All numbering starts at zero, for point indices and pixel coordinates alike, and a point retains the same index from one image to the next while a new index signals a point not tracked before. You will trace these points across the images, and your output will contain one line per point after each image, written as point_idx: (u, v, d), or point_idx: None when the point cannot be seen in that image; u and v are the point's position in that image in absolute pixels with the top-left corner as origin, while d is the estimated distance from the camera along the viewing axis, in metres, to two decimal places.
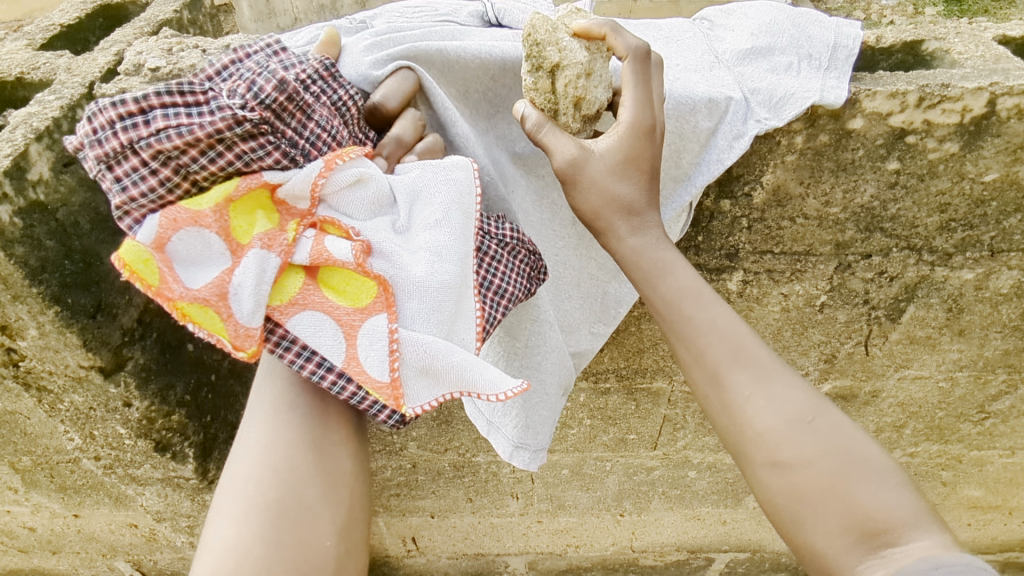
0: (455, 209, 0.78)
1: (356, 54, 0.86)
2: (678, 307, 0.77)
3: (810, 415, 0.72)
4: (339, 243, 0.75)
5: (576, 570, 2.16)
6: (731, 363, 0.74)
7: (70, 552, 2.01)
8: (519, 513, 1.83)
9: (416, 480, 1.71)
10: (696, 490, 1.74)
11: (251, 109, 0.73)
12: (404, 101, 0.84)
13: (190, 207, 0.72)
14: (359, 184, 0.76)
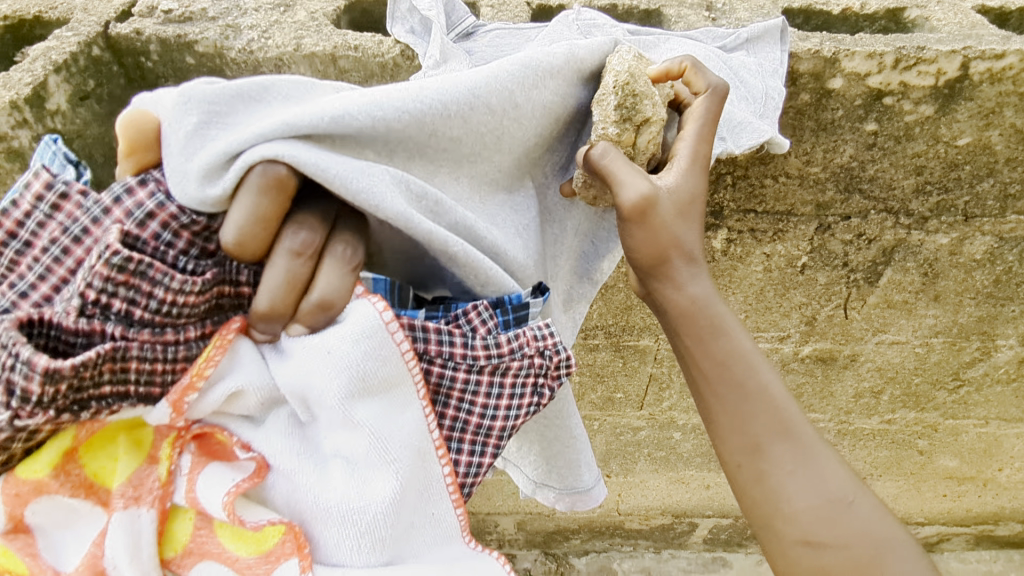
0: (372, 407, 0.59)
1: (170, 151, 0.56)
2: (727, 369, 0.69)
3: (849, 495, 0.66)
4: (220, 476, 0.59)
5: (563, 530, 2.24)
6: (773, 434, 0.68)
7: None
8: None
9: None
10: (681, 452, 1.80)
11: (29, 417, 0.51)
12: (272, 233, 0.57)
13: (19, 481, 0.55)
14: (238, 395, 0.58)
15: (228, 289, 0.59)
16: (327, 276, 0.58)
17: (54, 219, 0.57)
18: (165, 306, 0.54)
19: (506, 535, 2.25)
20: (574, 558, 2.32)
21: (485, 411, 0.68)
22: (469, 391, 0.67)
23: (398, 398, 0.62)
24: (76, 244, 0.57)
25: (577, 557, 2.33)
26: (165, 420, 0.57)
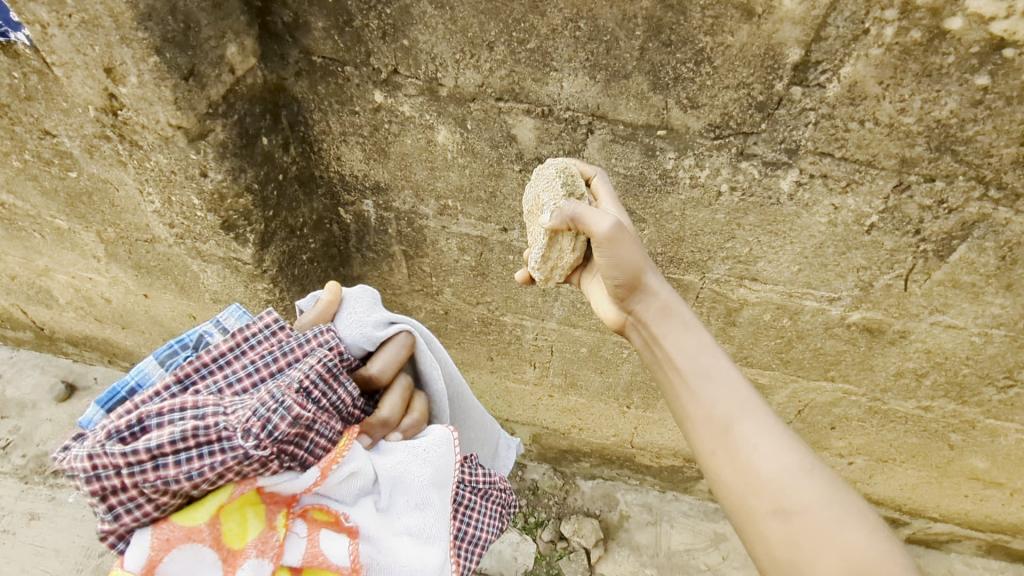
0: (431, 491, 0.96)
1: (361, 315, 1.06)
2: (699, 367, 0.94)
3: (807, 466, 0.82)
4: (333, 539, 0.88)
5: (575, 451, 2.33)
6: (739, 416, 0.88)
7: (136, 330, 2.40)
8: (534, 382, 1.94)
9: (445, 328, 1.82)
10: None
11: (264, 448, 0.79)
12: (398, 370, 1.06)
13: (184, 522, 0.79)
14: (349, 477, 0.90)
15: (353, 409, 0.99)
16: (417, 404, 1.06)
17: (269, 340, 0.95)
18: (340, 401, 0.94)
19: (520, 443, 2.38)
20: (581, 480, 2.48)
21: (476, 524, 1.08)
22: (469, 508, 1.07)
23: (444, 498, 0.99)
24: (282, 356, 0.94)
25: (583, 479, 2.48)
26: (301, 487, 0.86)
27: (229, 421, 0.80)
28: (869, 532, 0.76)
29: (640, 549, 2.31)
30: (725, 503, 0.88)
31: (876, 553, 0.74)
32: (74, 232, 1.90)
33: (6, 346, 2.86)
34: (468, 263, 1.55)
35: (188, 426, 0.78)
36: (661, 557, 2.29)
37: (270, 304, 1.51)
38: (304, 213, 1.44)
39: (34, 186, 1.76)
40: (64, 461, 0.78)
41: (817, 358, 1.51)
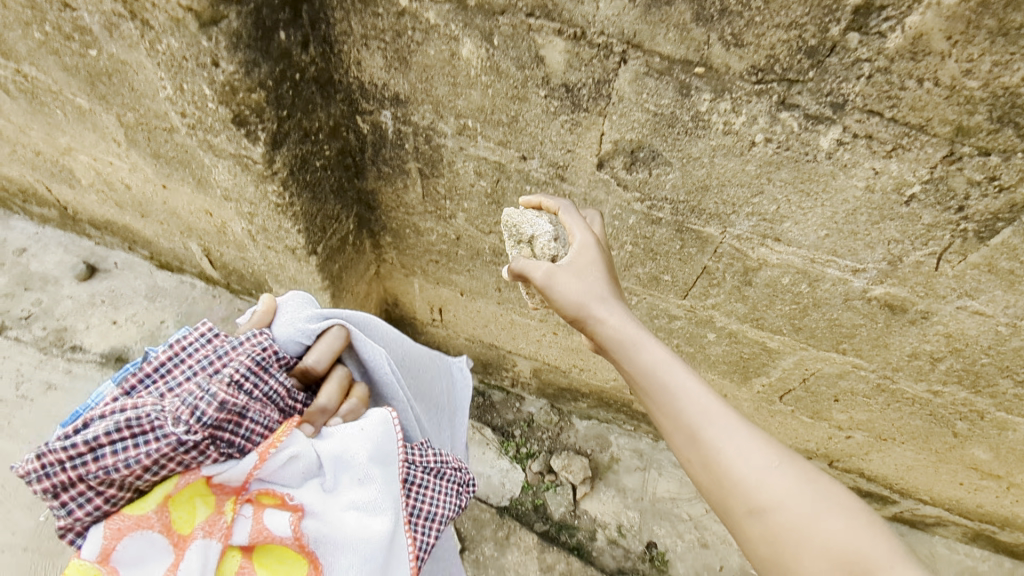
0: (372, 469, 1.07)
1: (294, 318, 1.23)
2: (658, 377, 0.93)
3: (780, 463, 0.82)
4: (277, 516, 0.97)
5: (574, 391, 2.35)
6: (703, 421, 0.87)
7: (155, 220, 2.42)
8: (540, 318, 1.93)
9: (455, 254, 1.80)
10: (710, 355, 1.75)
11: (195, 432, 0.90)
12: (333, 360, 1.22)
13: (133, 512, 0.89)
14: (290, 461, 0.99)
15: (293, 403, 1.13)
16: (356, 390, 1.23)
17: (205, 347, 1.08)
18: None
19: (520, 376, 2.41)
20: (576, 419, 2.52)
21: (430, 499, 1.19)
22: (422, 486, 1.18)
23: (389, 475, 1.10)
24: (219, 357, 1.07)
25: (579, 419, 2.52)
26: (241, 474, 0.95)
27: (162, 412, 0.91)
28: (852, 524, 0.75)
29: (625, 492, 2.36)
30: (710, 504, 0.88)
31: (858, 544, 0.73)
32: (95, 113, 1.88)
33: (33, 221, 2.93)
34: (483, 190, 1.50)
35: (124, 418, 0.90)
36: (645, 502, 2.34)
37: (279, 210, 1.49)
38: (320, 118, 1.39)
39: (56, 61, 1.73)
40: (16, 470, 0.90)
41: (830, 329, 1.46)
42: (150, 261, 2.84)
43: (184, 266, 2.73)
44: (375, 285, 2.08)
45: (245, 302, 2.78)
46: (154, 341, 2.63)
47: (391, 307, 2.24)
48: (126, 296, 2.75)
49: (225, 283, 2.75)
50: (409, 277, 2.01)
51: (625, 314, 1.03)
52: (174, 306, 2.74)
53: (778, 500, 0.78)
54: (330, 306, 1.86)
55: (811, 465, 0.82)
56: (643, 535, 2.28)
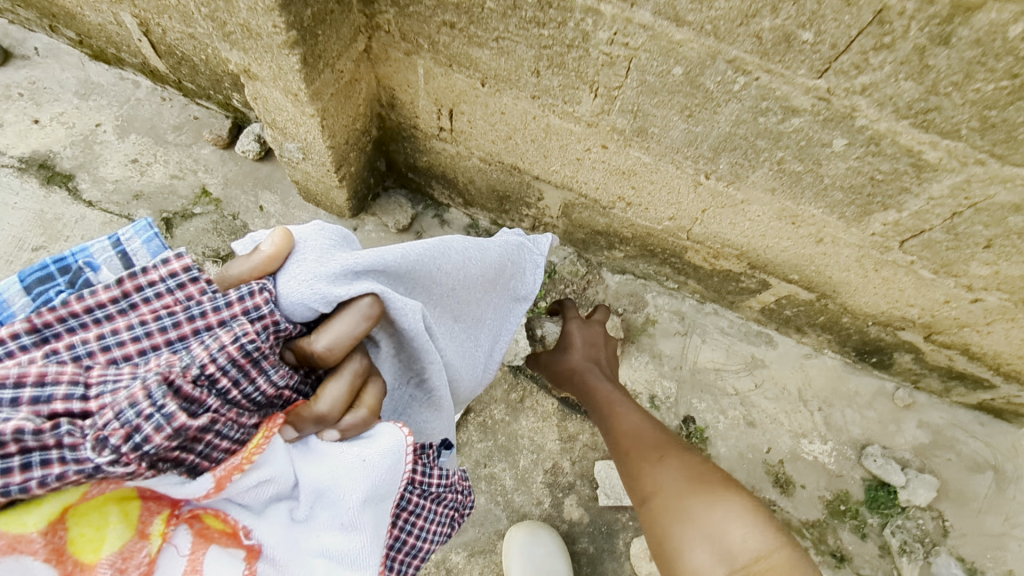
0: (361, 513, 0.93)
1: (305, 280, 0.96)
2: (622, 425, 1.40)
3: (673, 466, 1.22)
4: (221, 559, 0.84)
5: (611, 236, 1.88)
6: (638, 448, 1.31)
7: None
8: (588, 123, 1.42)
9: (480, 11, 1.25)
10: (824, 177, 1.28)
11: (126, 465, 0.73)
12: (349, 346, 0.97)
13: (10, 529, 0.71)
14: (258, 483, 0.86)
15: (281, 393, 0.91)
16: (366, 398, 0.99)
17: (169, 294, 0.88)
18: (257, 392, 0.86)
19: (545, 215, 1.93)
20: (607, 273, 2.06)
21: (419, 531, 1.16)
22: (414, 514, 1.15)
23: (378, 515, 0.98)
24: (188, 322, 0.87)
25: (610, 273, 2.06)
26: (201, 490, 0.82)
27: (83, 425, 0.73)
28: (707, 501, 1.11)
29: (662, 359, 1.99)
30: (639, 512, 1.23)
31: (717, 521, 1.07)
32: None
33: None
34: None
35: (22, 425, 0.70)
36: (684, 372, 1.98)
37: None
38: None
39: None
40: None
41: None
42: (79, 49, 2.22)
43: (121, 54, 2.14)
44: (365, 68, 1.54)
45: (201, 108, 2.22)
46: (88, 148, 2.11)
47: (387, 110, 1.72)
48: (49, 91, 2.18)
49: (176, 81, 2.17)
50: (412, 58, 1.47)
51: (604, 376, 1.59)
52: (111, 106, 2.18)
53: (663, 490, 1.17)
54: (300, 80, 1.34)
55: (700, 471, 1.20)
56: (680, 409, 1.94)
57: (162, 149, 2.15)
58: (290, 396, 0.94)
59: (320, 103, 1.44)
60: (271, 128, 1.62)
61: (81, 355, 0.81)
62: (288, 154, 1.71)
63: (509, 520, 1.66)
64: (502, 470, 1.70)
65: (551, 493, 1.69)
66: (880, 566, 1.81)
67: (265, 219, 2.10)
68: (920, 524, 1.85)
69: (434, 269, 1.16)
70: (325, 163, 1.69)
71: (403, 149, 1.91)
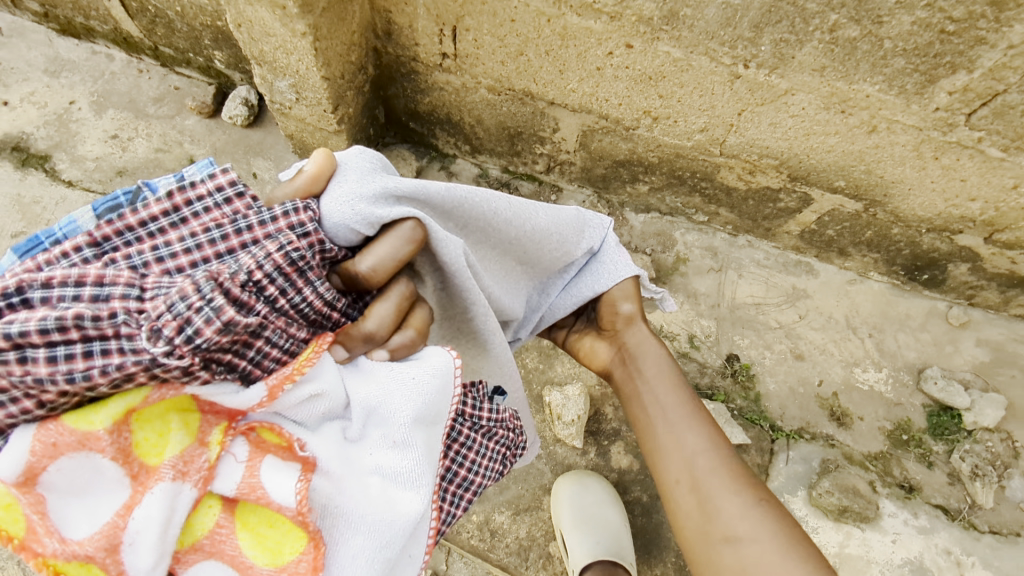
0: (411, 432, 0.87)
1: (349, 194, 0.91)
2: (674, 426, 1.17)
3: (748, 498, 1.03)
4: (279, 472, 0.80)
5: (634, 164, 1.74)
6: (698, 464, 1.10)
7: None
8: (609, 14, 1.28)
9: None
10: (883, 40, 1.14)
11: (180, 357, 0.71)
12: (394, 271, 0.93)
13: (77, 427, 0.71)
14: (312, 399, 0.83)
15: (329, 311, 0.89)
16: (412, 317, 0.96)
17: (218, 211, 0.85)
18: (301, 302, 0.83)
19: (561, 150, 1.79)
20: (631, 213, 1.91)
21: (471, 465, 1.07)
22: (466, 446, 1.05)
23: (428, 437, 0.92)
24: (233, 235, 0.84)
25: (634, 212, 1.90)
26: (254, 401, 0.78)
27: (139, 322, 0.71)
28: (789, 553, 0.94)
29: (698, 297, 1.83)
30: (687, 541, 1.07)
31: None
32: None
33: None
34: None
35: (78, 314, 0.69)
36: (723, 309, 1.83)
37: None
38: None
39: None
40: None
41: None
42: (45, 25, 2.08)
43: (90, 22, 1.99)
44: None
45: (182, 77, 2.06)
46: (63, 126, 1.97)
47: (383, 41, 1.58)
48: (17, 70, 2.03)
49: (152, 48, 2.02)
50: None
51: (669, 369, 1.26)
52: (84, 81, 2.04)
53: (741, 525, 0.99)
54: None
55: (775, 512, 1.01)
56: (722, 348, 1.78)
57: (143, 122, 2.00)
58: (338, 317, 0.91)
59: (312, 17, 1.29)
60: (260, 64, 1.47)
61: (138, 266, 0.79)
62: (279, 96, 1.56)
63: (554, 473, 1.52)
64: (540, 422, 1.55)
65: (596, 442, 1.55)
66: (952, 494, 1.64)
67: (261, 186, 1.94)
68: (990, 447, 1.69)
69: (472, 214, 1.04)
70: (322, 103, 1.54)
71: (403, 91, 1.78)
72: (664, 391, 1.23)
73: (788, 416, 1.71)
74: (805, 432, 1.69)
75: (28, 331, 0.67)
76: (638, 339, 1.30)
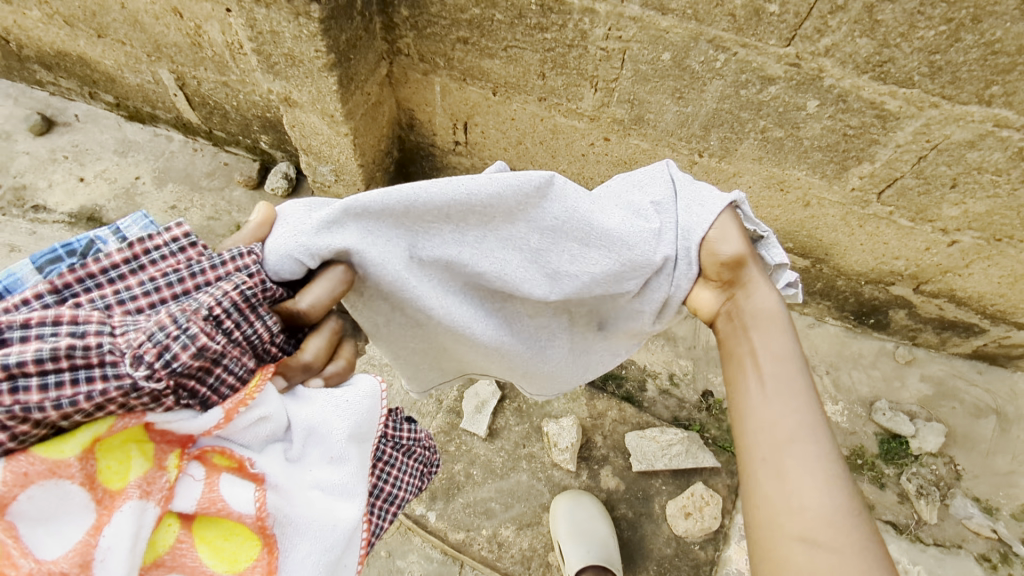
0: (349, 446, 0.87)
1: (287, 233, 0.88)
2: (776, 432, 0.84)
3: (845, 510, 0.75)
4: (237, 486, 0.77)
5: None
6: (788, 445, 0.82)
7: (114, 43, 2.03)
8: (590, 117, 1.60)
9: (491, 22, 1.44)
10: (803, 139, 1.45)
11: (158, 380, 0.69)
12: (329, 308, 0.92)
13: (49, 455, 0.66)
14: (260, 422, 0.79)
15: (267, 345, 0.86)
16: (344, 349, 0.95)
17: (175, 257, 0.82)
18: (254, 335, 0.82)
19: None
20: None
21: (394, 481, 1.10)
22: (389, 464, 1.10)
23: (362, 453, 0.91)
24: (189, 277, 0.81)
25: None
26: (210, 424, 0.75)
27: (118, 345, 0.69)
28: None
29: (676, 340, 2.12)
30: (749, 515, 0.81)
31: None
32: None
33: None
34: None
35: (67, 343, 0.67)
36: (699, 350, 2.11)
37: None
38: None
39: None
40: None
41: (983, 62, 1.13)
42: (116, 112, 2.45)
43: (156, 111, 2.35)
44: (386, 92, 1.74)
45: (231, 154, 2.41)
46: (130, 200, 2.28)
47: (407, 131, 1.91)
48: (91, 151, 2.38)
49: (207, 132, 2.37)
50: (429, 77, 1.66)
51: (785, 347, 0.93)
52: (148, 160, 2.38)
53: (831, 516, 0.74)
54: (337, 100, 1.51)
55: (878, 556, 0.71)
56: (698, 384, 2.05)
57: (197, 194, 2.31)
58: (275, 352, 0.88)
59: (353, 121, 1.61)
60: (307, 154, 1.79)
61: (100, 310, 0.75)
62: (321, 178, 1.88)
63: (552, 493, 1.79)
64: (540, 449, 1.85)
65: (587, 466, 1.84)
66: (901, 511, 1.87)
67: None
68: (934, 470, 1.95)
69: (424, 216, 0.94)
70: (356, 183, 1.86)
71: (422, 168, 2.10)
72: (783, 396, 0.87)
73: None
74: None
75: (24, 361, 0.65)
76: (748, 296, 0.99)
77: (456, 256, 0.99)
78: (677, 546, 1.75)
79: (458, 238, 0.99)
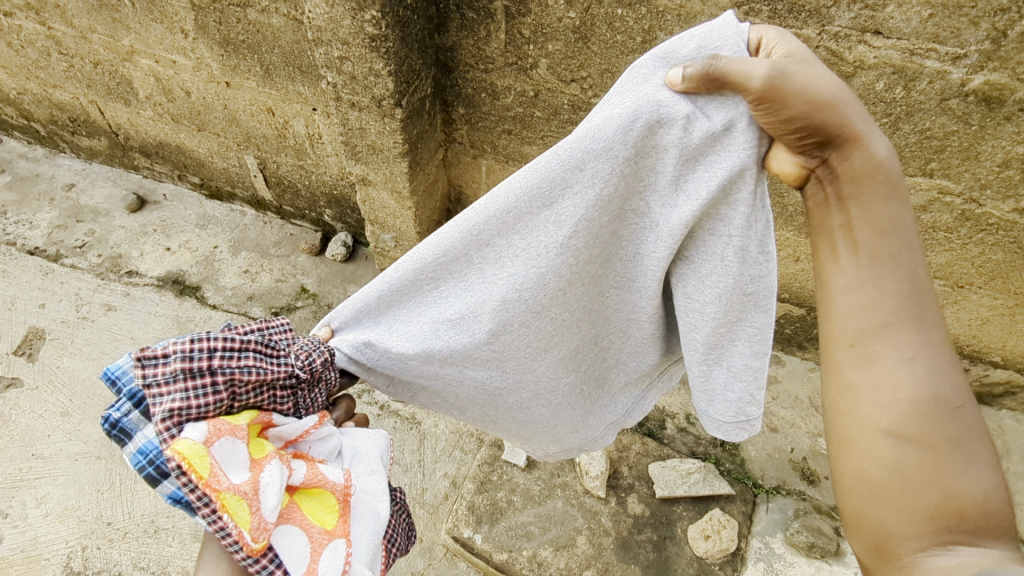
0: (382, 463, 1.16)
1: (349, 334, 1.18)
2: (868, 321, 0.88)
3: (929, 395, 0.86)
4: (326, 468, 1.06)
5: None
6: (878, 340, 0.87)
7: (211, 134, 2.44)
8: None
9: (531, 117, 1.79)
10: None
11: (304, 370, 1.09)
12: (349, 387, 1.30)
13: (229, 421, 0.99)
14: (325, 438, 1.11)
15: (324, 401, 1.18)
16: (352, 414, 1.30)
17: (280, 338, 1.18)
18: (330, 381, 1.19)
19: None
20: None
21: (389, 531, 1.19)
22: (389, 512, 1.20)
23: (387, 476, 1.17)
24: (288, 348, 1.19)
25: None
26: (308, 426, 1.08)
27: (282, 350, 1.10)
28: (955, 454, 0.84)
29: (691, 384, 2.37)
30: (833, 402, 0.93)
31: (971, 484, 0.83)
32: None
33: (81, 158, 2.97)
34: (571, 22, 1.52)
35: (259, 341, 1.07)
36: None
37: (372, 46, 1.46)
38: None
39: None
40: (139, 354, 0.97)
41: (920, 144, 1.47)
42: (199, 191, 2.85)
43: (235, 190, 2.75)
44: (441, 173, 2.09)
45: (296, 227, 2.77)
46: (209, 265, 2.62)
47: (454, 204, 2.25)
48: (177, 225, 2.75)
49: (277, 207, 2.75)
50: (477, 159, 2.02)
51: (892, 208, 0.87)
52: (225, 231, 2.75)
53: (915, 400, 0.86)
54: (405, 179, 1.86)
55: (955, 424, 0.85)
56: None
57: (266, 260, 2.65)
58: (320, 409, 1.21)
59: (415, 197, 1.95)
60: (373, 224, 2.13)
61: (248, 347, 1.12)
62: (382, 244, 2.20)
63: (584, 518, 2.01)
64: (573, 478, 2.09)
65: (615, 493, 2.07)
66: None
67: None
68: None
69: (437, 265, 1.09)
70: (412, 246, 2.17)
71: None
72: (876, 282, 0.87)
73: (768, 475, 2.15)
74: (781, 488, 2.12)
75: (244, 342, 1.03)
76: (850, 151, 0.88)
77: (461, 306, 1.12)
78: (698, 566, 1.93)
79: (454, 283, 1.11)
